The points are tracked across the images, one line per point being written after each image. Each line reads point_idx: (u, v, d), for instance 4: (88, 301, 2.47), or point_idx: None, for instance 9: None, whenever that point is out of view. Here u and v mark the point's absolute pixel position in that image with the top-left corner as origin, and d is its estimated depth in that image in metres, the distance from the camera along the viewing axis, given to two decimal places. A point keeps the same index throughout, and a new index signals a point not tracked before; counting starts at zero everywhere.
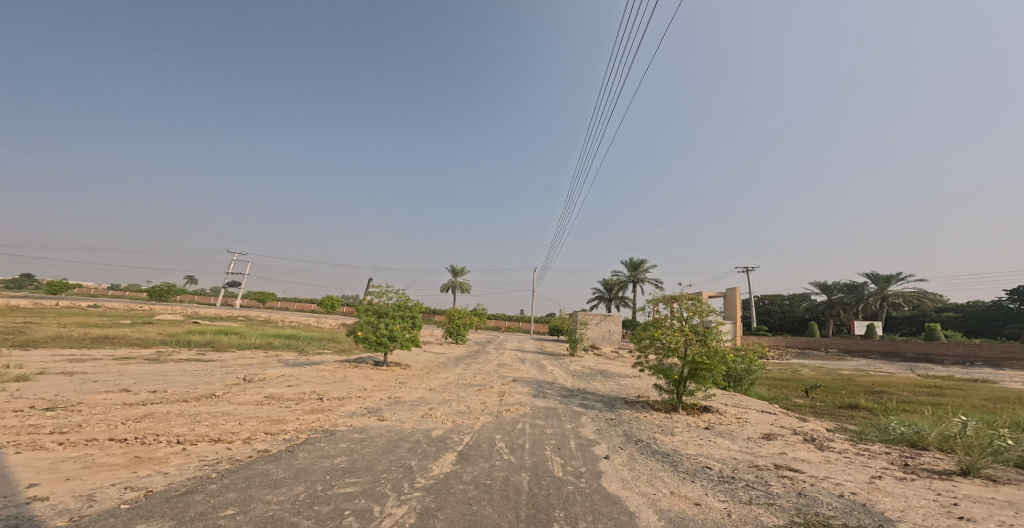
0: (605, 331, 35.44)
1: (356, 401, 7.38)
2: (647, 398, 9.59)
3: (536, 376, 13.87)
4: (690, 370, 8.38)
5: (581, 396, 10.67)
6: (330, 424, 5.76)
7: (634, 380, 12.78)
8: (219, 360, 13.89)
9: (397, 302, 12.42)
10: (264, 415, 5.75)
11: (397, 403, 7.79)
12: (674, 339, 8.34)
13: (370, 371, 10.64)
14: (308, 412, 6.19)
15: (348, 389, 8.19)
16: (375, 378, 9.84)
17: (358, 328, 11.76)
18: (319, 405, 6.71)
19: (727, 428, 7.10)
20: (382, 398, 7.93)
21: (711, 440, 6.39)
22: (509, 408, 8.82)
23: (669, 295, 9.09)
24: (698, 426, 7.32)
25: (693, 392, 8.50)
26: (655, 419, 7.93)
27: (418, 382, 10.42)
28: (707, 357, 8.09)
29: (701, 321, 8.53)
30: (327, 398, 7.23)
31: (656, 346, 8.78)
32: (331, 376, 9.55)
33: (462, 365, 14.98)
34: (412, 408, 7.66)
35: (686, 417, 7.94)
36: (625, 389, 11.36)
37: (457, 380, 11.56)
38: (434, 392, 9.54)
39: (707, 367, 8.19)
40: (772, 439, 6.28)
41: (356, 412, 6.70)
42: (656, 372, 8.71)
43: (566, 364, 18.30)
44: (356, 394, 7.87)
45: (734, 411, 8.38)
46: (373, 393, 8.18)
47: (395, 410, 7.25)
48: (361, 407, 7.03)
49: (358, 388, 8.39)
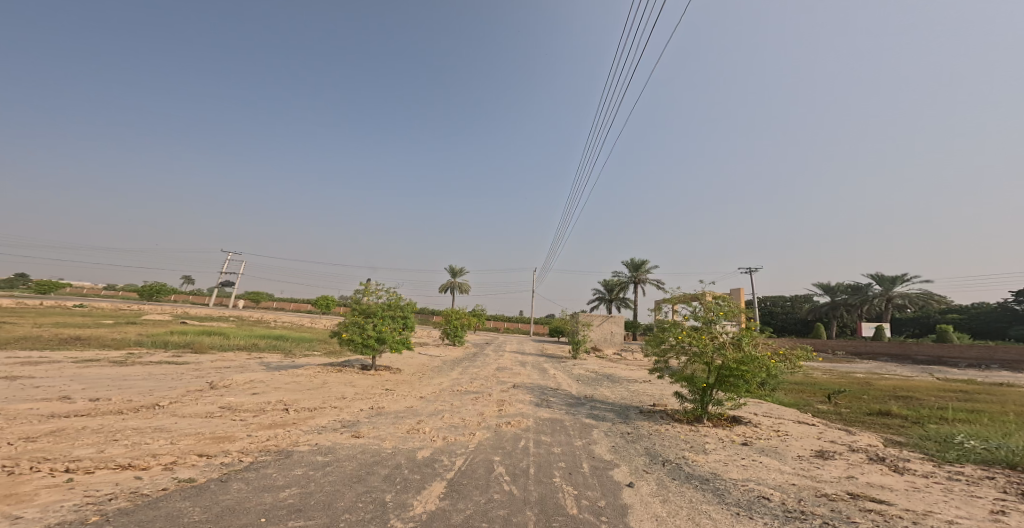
0: (607, 332, 34.44)
1: (329, 413, 6.25)
2: (665, 408, 8.50)
3: (538, 380, 12.76)
4: (719, 378, 7.27)
5: (589, 405, 9.58)
6: (288, 445, 4.64)
7: (645, 386, 11.68)
8: (194, 362, 12.75)
9: (388, 301, 11.30)
10: (205, 432, 4.61)
11: (379, 415, 6.68)
12: (700, 342, 7.23)
13: (355, 377, 9.53)
14: (265, 428, 5.06)
15: (324, 398, 7.07)
16: (358, 385, 8.73)
17: (343, 328, 10.60)
18: (281, 418, 5.57)
19: (769, 444, 6.04)
20: (362, 409, 6.81)
21: (756, 460, 5.32)
22: (509, 420, 7.70)
23: (692, 293, 8.02)
24: (733, 441, 6.25)
25: (721, 401, 7.40)
26: (679, 433, 6.84)
27: (407, 390, 9.30)
28: (739, 364, 6.96)
29: (730, 323, 7.45)
30: (294, 409, 6.11)
31: (678, 350, 7.67)
32: (308, 382, 8.43)
33: (459, 369, 13.90)
34: (396, 421, 6.54)
35: (715, 430, 6.86)
36: (638, 397, 10.25)
37: (452, 387, 10.46)
38: (425, 401, 8.42)
39: (739, 375, 7.07)
40: (830, 458, 5.21)
41: (327, 427, 5.57)
42: (679, 379, 7.61)
43: (569, 368, 17.25)
44: (331, 404, 6.74)
45: (768, 422, 7.33)
46: (353, 403, 7.07)
47: (374, 424, 6.13)
48: (334, 420, 5.92)
49: (336, 397, 7.27)
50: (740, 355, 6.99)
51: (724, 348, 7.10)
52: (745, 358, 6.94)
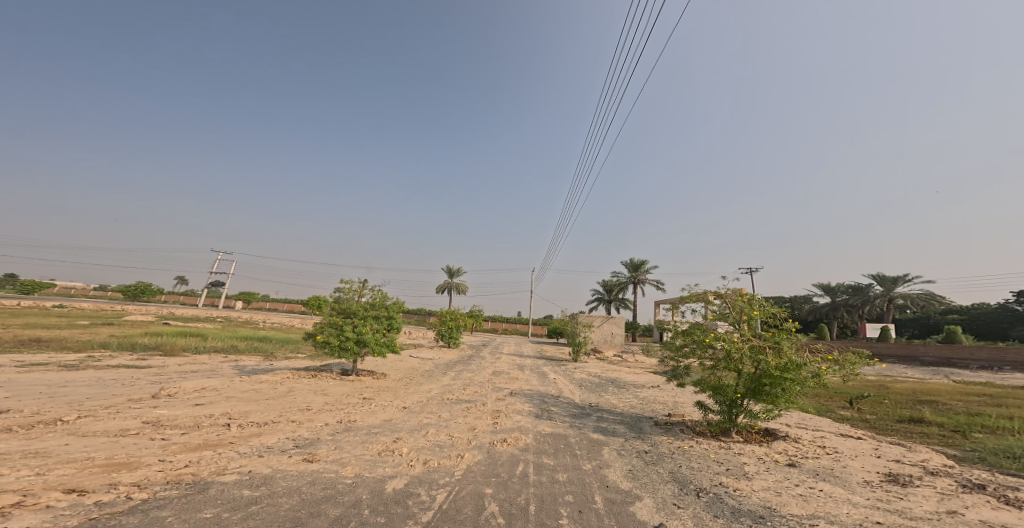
0: (608, 334, 33.35)
1: (282, 430, 5.14)
2: (684, 420, 7.44)
3: (538, 386, 11.67)
4: (753, 387, 6.07)
5: (596, 415, 8.50)
6: (208, 476, 3.60)
7: (655, 394, 10.62)
8: (157, 367, 11.56)
9: (371, 299, 10.17)
10: (96, 458, 3.56)
11: (348, 431, 5.57)
12: (732, 347, 6.01)
13: (329, 384, 8.41)
14: (187, 452, 4.02)
15: (283, 410, 5.96)
16: (331, 393, 7.61)
17: (319, 330, 9.40)
18: (215, 439, 4.46)
19: (822, 466, 4.93)
20: (327, 424, 5.69)
21: (815, 488, 4.22)
22: (503, 437, 6.58)
23: (715, 290, 6.94)
24: (777, 463, 5.14)
25: (755, 414, 6.24)
26: (708, 452, 5.75)
27: (389, 398, 8.18)
28: (779, 372, 5.77)
29: (761, 325, 6.34)
30: (239, 426, 5.00)
31: (703, 355, 6.49)
32: (272, 389, 7.31)
33: (451, 374, 12.80)
34: (366, 439, 5.42)
35: (750, 448, 5.78)
36: (649, 406, 9.17)
37: (441, 394, 9.36)
38: (407, 412, 7.32)
39: (778, 384, 5.89)
40: (910, 484, 4.12)
41: (272, 451, 4.45)
42: (705, 389, 6.41)
43: (569, 371, 16.20)
44: (289, 418, 5.63)
45: (808, 436, 6.25)
46: (318, 416, 5.96)
47: (337, 444, 5.01)
48: (285, 439, 4.80)
49: (299, 409, 6.16)
50: (781, 361, 5.80)
51: (758, 353, 5.92)
52: (787, 365, 5.73)
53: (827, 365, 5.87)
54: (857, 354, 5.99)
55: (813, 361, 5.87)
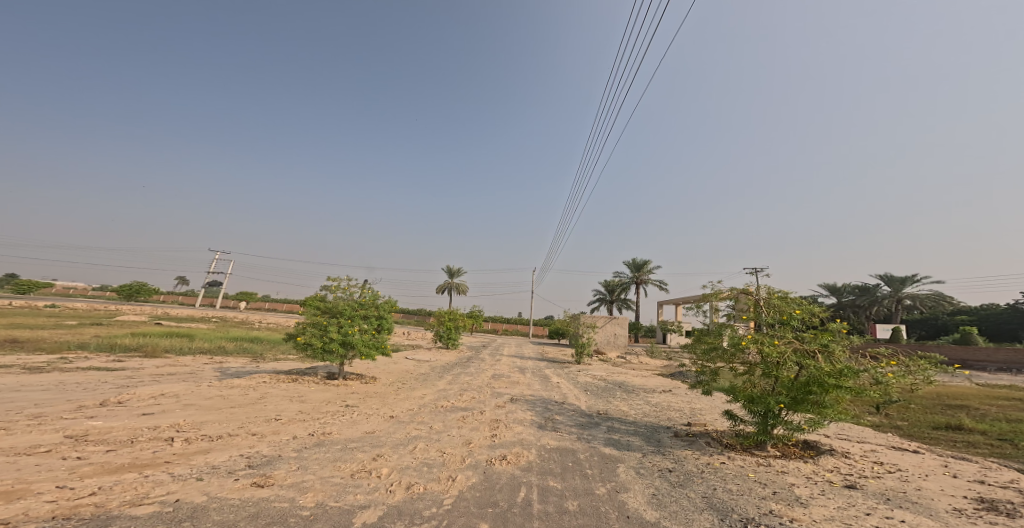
0: (611, 334, 32.47)
1: (237, 447, 4.34)
2: (708, 431, 6.62)
3: (540, 391, 10.83)
4: (797, 397, 4.99)
5: (605, 425, 7.66)
6: (115, 509, 2.74)
7: (668, 400, 9.76)
8: (130, 369, 10.76)
9: (360, 298, 9.35)
10: None
11: (320, 447, 4.75)
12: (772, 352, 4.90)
13: (310, 389, 7.59)
14: (101, 475, 3.17)
15: (246, 422, 5.14)
16: (310, 400, 6.79)
17: (302, 330, 8.55)
18: (147, 457, 3.64)
19: (890, 489, 4.15)
20: (295, 437, 4.89)
21: (897, 518, 3.40)
22: (502, 453, 5.76)
23: (743, 289, 6.15)
24: (831, 484, 4.36)
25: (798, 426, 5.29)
26: (745, 470, 4.89)
27: (375, 405, 7.38)
28: (831, 381, 4.72)
29: (801, 327, 5.44)
30: (185, 441, 4.18)
31: (734, 360, 5.56)
32: (241, 396, 6.50)
33: (448, 378, 11.97)
34: (340, 456, 4.61)
35: (794, 465, 4.94)
36: (664, 414, 8.32)
37: (435, 401, 8.54)
38: (394, 422, 6.51)
39: (829, 393, 4.82)
40: (1016, 514, 3.34)
41: (216, 473, 3.64)
42: (737, 399, 5.46)
43: (573, 374, 15.36)
44: (250, 430, 4.83)
45: (857, 450, 5.42)
46: (287, 429, 5.15)
47: (302, 464, 4.19)
48: (237, 458, 4.02)
49: (266, 420, 5.34)
50: (834, 368, 4.73)
51: (803, 358, 4.92)
52: (842, 372, 4.67)
53: (893, 369, 4.61)
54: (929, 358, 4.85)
55: (873, 365, 4.75)
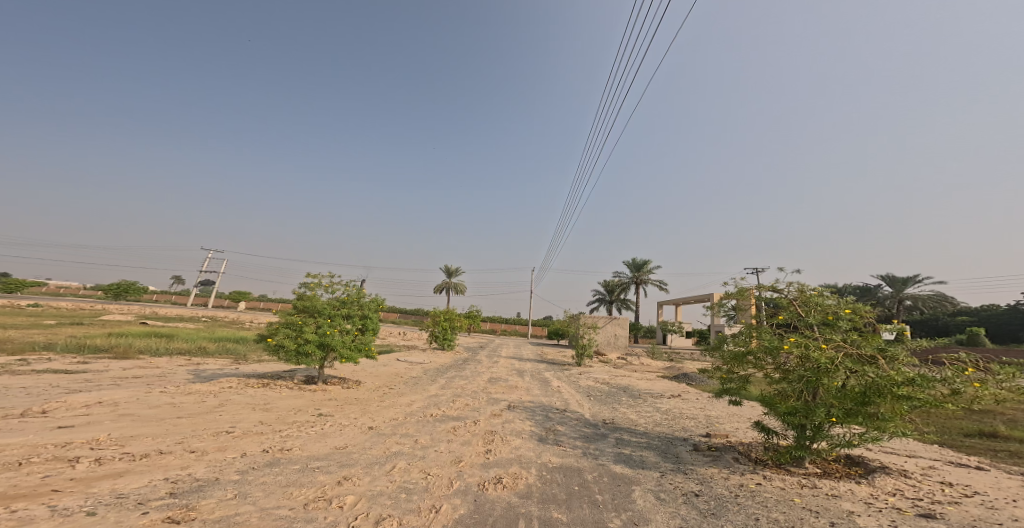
0: (612, 335, 31.68)
1: (164, 469, 3.55)
2: (732, 445, 5.81)
3: (540, 397, 10.03)
4: (851, 408, 4.06)
5: (613, 437, 6.85)
6: None
7: (679, 407, 8.96)
8: (94, 372, 9.90)
9: (343, 296, 8.50)
10: None
11: (273, 468, 3.94)
12: (820, 356, 4.03)
13: (281, 396, 6.77)
14: None
15: (189, 436, 4.34)
16: (277, 408, 5.97)
17: (275, 329, 7.67)
18: (29, 485, 2.83)
19: (979, 520, 3.28)
20: (244, 455, 4.14)
21: None
22: (497, 475, 4.94)
23: (778, 286, 5.33)
24: (902, 512, 3.47)
25: (846, 441, 4.39)
26: (788, 495, 4.04)
27: (354, 413, 6.55)
28: (896, 392, 3.77)
29: (850, 329, 4.59)
30: (96, 463, 3.39)
31: (769, 365, 4.70)
32: (197, 404, 5.67)
33: (441, 381, 11.14)
34: (294, 480, 3.80)
35: (847, 487, 4.10)
36: (678, 423, 7.49)
37: (423, 409, 7.72)
38: (371, 434, 5.68)
39: (891, 405, 3.91)
40: None
41: (118, 505, 2.83)
42: (773, 410, 4.58)
43: (575, 377, 14.55)
44: (188, 447, 4.03)
45: (914, 467, 4.58)
46: (238, 445, 4.34)
47: (241, 491, 3.42)
48: (157, 483, 3.27)
49: (215, 433, 4.53)
50: (902, 376, 3.78)
51: (858, 364, 4.00)
52: (911, 381, 3.70)
53: (977, 378, 3.65)
54: (1017, 363, 3.88)
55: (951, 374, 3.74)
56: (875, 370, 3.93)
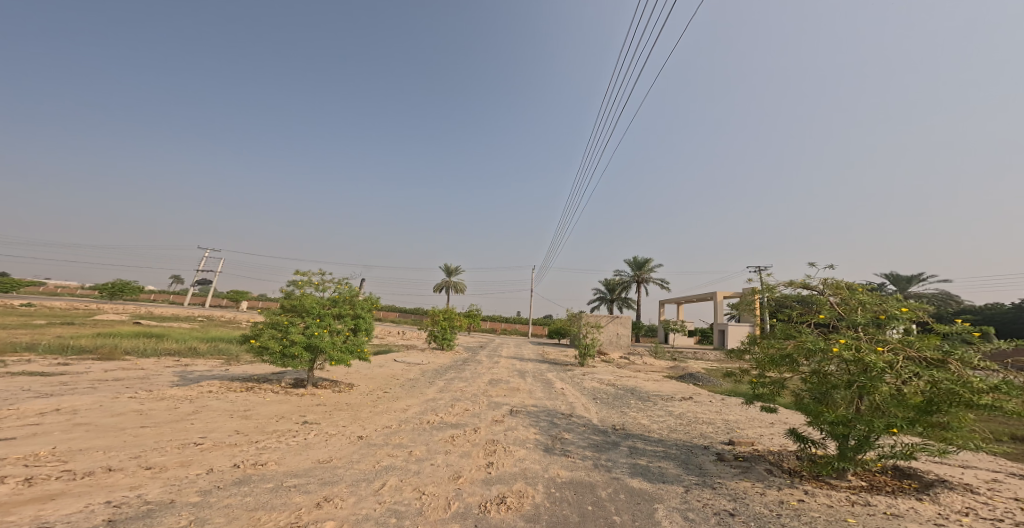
0: (614, 334, 31.17)
1: (109, 489, 3.00)
2: (760, 456, 5.26)
3: (544, 400, 9.48)
4: (914, 418, 3.53)
5: (626, 446, 6.31)
6: None
7: (693, 411, 8.42)
8: (72, 374, 9.34)
9: (334, 294, 7.99)
10: None
11: (241, 488, 3.39)
12: (878, 359, 3.51)
13: (264, 401, 6.21)
14: None
15: (148, 448, 3.79)
16: (258, 416, 5.42)
17: (259, 330, 7.11)
18: None
19: None
20: (210, 471, 3.59)
21: None
22: (500, 494, 4.39)
23: (817, 283, 4.84)
24: None
25: (901, 453, 3.86)
26: (839, 514, 3.51)
27: (344, 420, 6.01)
28: (971, 400, 3.23)
29: (906, 330, 4.05)
30: (24, 486, 2.84)
31: (811, 368, 4.17)
32: (168, 410, 5.12)
33: (439, 384, 10.60)
34: (265, 502, 3.25)
35: (907, 505, 3.56)
36: (695, 430, 6.95)
37: (419, 414, 7.18)
38: (361, 445, 5.14)
39: (962, 415, 3.37)
40: None
41: None
42: (817, 418, 4.05)
43: (579, 379, 14.00)
44: (144, 462, 3.48)
45: (977, 481, 4.03)
46: (205, 459, 3.79)
47: (199, 517, 2.87)
48: (94, 510, 2.72)
49: (180, 445, 3.98)
50: (978, 382, 3.25)
51: (922, 368, 3.47)
52: (993, 387, 3.17)
53: None
54: None
55: None
56: (943, 375, 3.40)
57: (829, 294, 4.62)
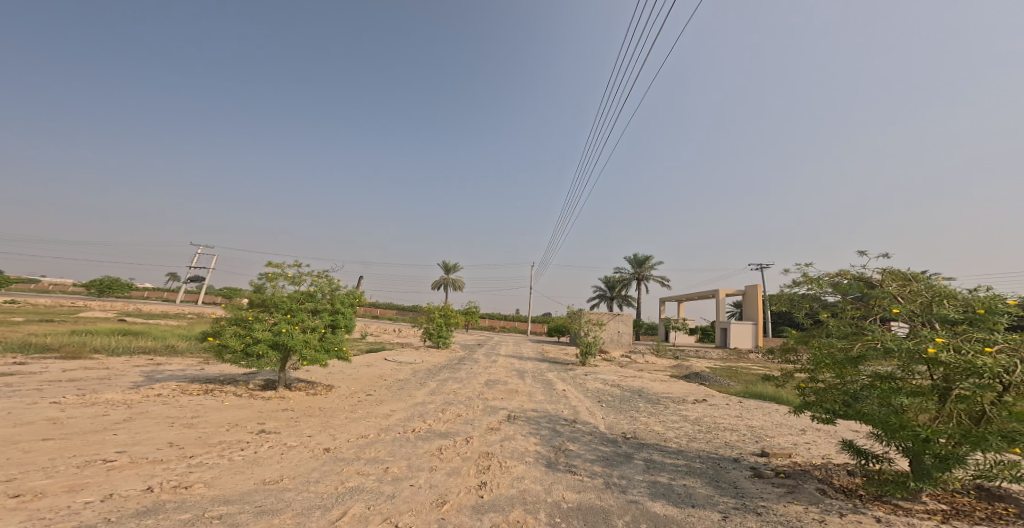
0: (615, 333, 30.37)
1: None
2: (807, 474, 4.41)
3: (544, 404, 8.65)
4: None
5: (640, 459, 5.47)
6: None
7: (710, 416, 7.57)
8: (22, 374, 8.43)
9: (309, 288, 7.15)
10: None
11: (139, 522, 2.54)
12: (990, 363, 2.80)
13: (219, 408, 5.34)
14: None
15: (32, 468, 2.93)
16: (204, 426, 4.55)
17: (220, 327, 6.22)
18: None
19: None
20: (106, 500, 2.75)
21: None
22: (492, 526, 3.55)
23: (885, 276, 4.13)
24: None
25: (1001, 474, 3.15)
26: None
27: (311, 428, 5.16)
28: None
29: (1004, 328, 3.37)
30: None
31: (887, 373, 3.48)
32: (92, 419, 4.26)
33: (429, 385, 9.73)
34: None
35: None
36: (718, 439, 6.10)
37: (403, 421, 6.31)
38: (326, 459, 4.31)
39: None
40: None
41: None
42: (895, 434, 3.33)
43: (581, 380, 13.16)
44: (15, 488, 2.63)
45: None
46: (106, 483, 2.93)
47: None
48: None
49: (81, 464, 3.13)
50: None
51: None
52: None
53: None
54: None
55: None
56: None
57: (897, 287, 3.96)
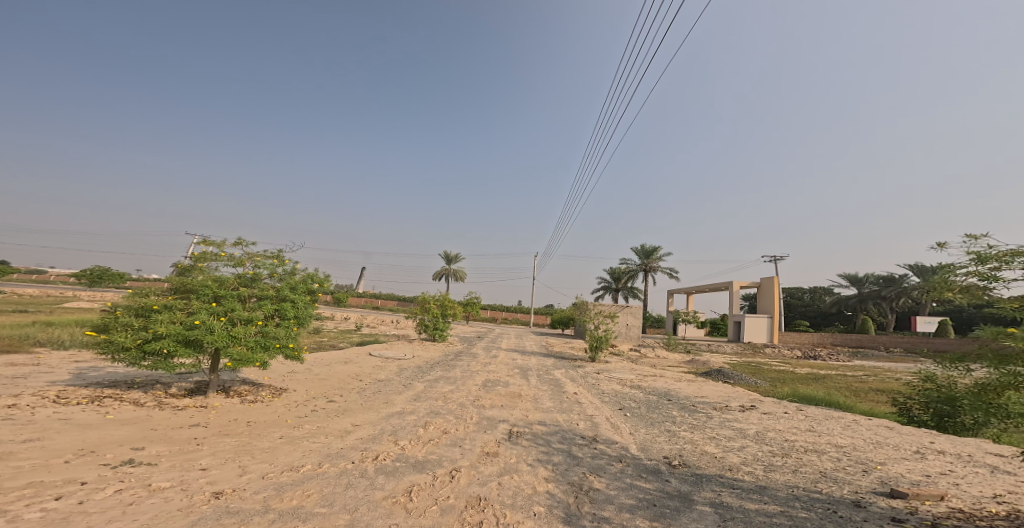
0: (624, 326, 28.64)
1: None
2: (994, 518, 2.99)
3: (554, 414, 6.95)
4: None
5: (697, 506, 3.76)
6: None
7: (771, 432, 5.83)
8: None
9: (248, 270, 5.64)
10: None
11: None
12: None
13: (84, 428, 3.70)
14: None
15: None
16: (24, 458, 2.92)
17: (108, 320, 4.56)
18: None
19: None
20: None
21: None
22: None
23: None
24: None
25: None
26: None
27: (212, 458, 3.52)
28: None
29: None
30: None
31: None
32: None
33: (415, 388, 8.06)
34: None
35: None
36: (811, 466, 4.60)
37: (365, 443, 4.64)
38: (205, 513, 2.68)
39: None
40: None
41: None
42: None
43: (594, 380, 11.47)
44: None
45: None
46: None
47: None
48: None
49: None
50: None
51: None
52: None
53: None
54: None
55: None
56: None
57: None
